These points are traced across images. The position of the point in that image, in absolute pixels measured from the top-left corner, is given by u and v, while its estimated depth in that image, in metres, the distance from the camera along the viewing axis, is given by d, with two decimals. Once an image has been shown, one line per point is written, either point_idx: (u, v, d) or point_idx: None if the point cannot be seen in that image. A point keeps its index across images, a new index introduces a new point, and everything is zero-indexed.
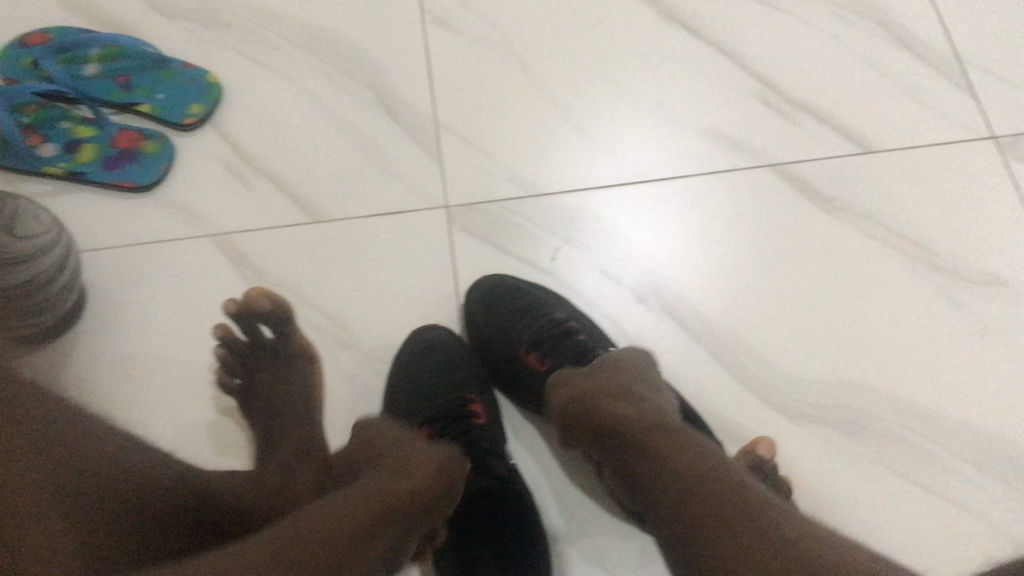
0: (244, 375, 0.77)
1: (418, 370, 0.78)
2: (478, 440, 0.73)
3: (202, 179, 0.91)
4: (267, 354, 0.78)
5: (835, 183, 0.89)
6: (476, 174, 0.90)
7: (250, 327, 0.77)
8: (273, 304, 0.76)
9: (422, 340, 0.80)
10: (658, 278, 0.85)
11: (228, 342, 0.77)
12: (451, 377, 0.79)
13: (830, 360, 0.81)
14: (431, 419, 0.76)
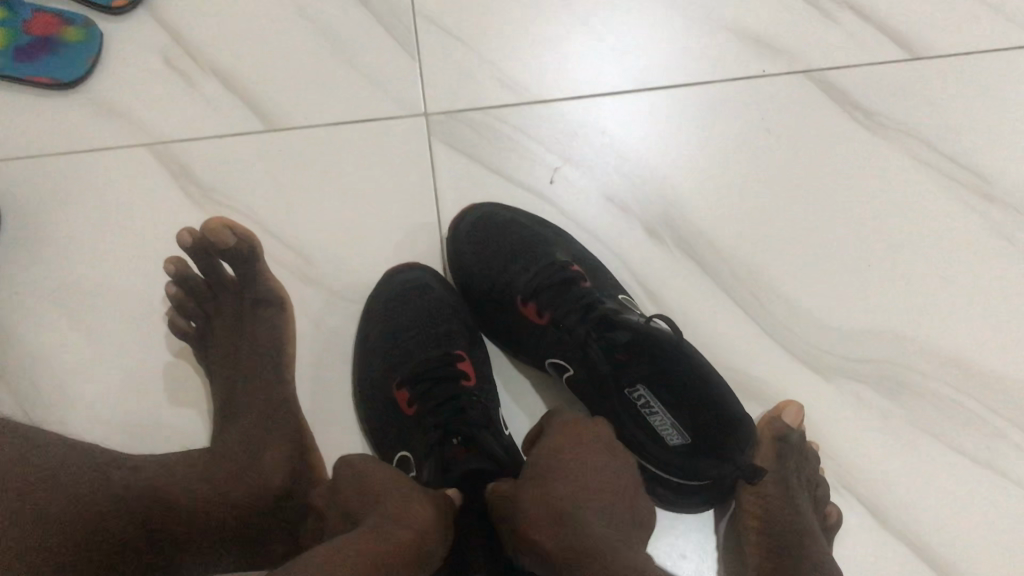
0: (203, 321, 0.67)
1: (398, 319, 0.69)
2: (467, 404, 0.63)
3: (137, 75, 0.76)
4: (231, 296, 0.66)
5: (879, 94, 0.76)
6: (462, 75, 0.77)
7: (209, 265, 0.65)
8: (238, 240, 0.63)
9: (401, 283, 0.71)
10: (672, 206, 0.74)
11: (183, 280, 0.65)
12: (433, 329, 0.70)
13: (864, 306, 0.72)
14: (412, 379, 0.66)
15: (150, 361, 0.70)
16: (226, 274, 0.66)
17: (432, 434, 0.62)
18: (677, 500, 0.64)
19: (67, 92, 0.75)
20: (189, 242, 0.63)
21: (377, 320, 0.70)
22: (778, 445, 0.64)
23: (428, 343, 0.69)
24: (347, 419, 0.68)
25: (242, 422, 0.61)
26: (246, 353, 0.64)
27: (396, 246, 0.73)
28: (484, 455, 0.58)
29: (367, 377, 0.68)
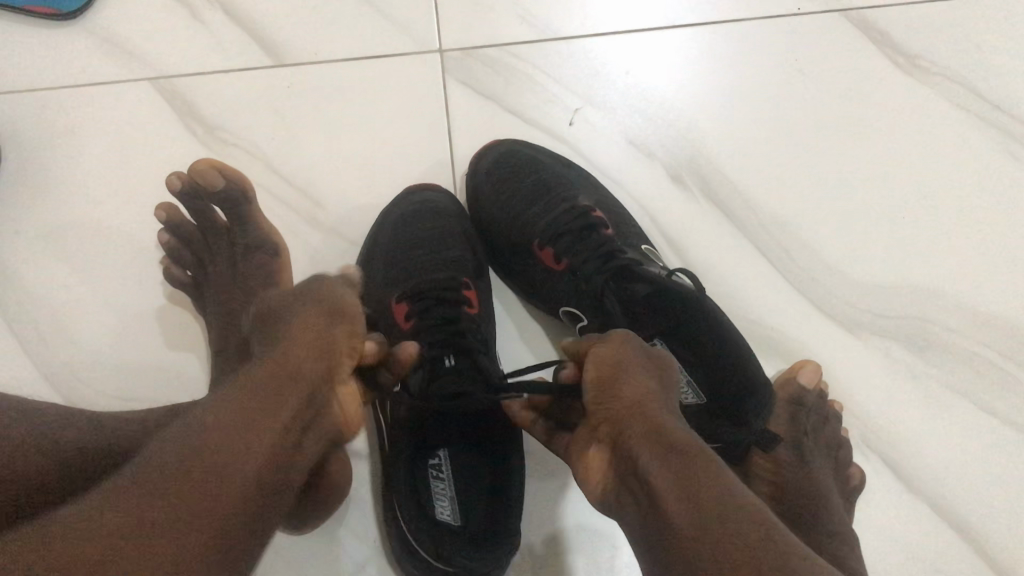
0: (198, 269, 0.66)
1: (408, 240, 0.68)
2: (467, 329, 0.61)
3: (139, 5, 0.73)
4: (223, 241, 0.65)
5: (922, 35, 0.72)
6: (478, 8, 0.73)
7: (201, 210, 0.64)
8: (228, 182, 0.60)
9: (419, 203, 0.69)
10: (696, 150, 0.70)
11: (175, 227, 0.65)
12: (440, 252, 0.68)
13: (896, 259, 0.68)
14: (414, 294, 0.64)
15: (154, 304, 0.68)
16: (219, 220, 0.65)
17: (426, 349, 0.60)
18: None
19: (66, 23, 0.71)
20: (178, 185, 0.61)
21: (390, 239, 0.68)
22: (793, 408, 0.62)
23: (433, 265, 0.67)
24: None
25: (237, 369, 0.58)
26: (238, 300, 0.63)
27: (408, 188, 0.70)
28: (473, 381, 0.57)
29: (369, 302, 0.66)
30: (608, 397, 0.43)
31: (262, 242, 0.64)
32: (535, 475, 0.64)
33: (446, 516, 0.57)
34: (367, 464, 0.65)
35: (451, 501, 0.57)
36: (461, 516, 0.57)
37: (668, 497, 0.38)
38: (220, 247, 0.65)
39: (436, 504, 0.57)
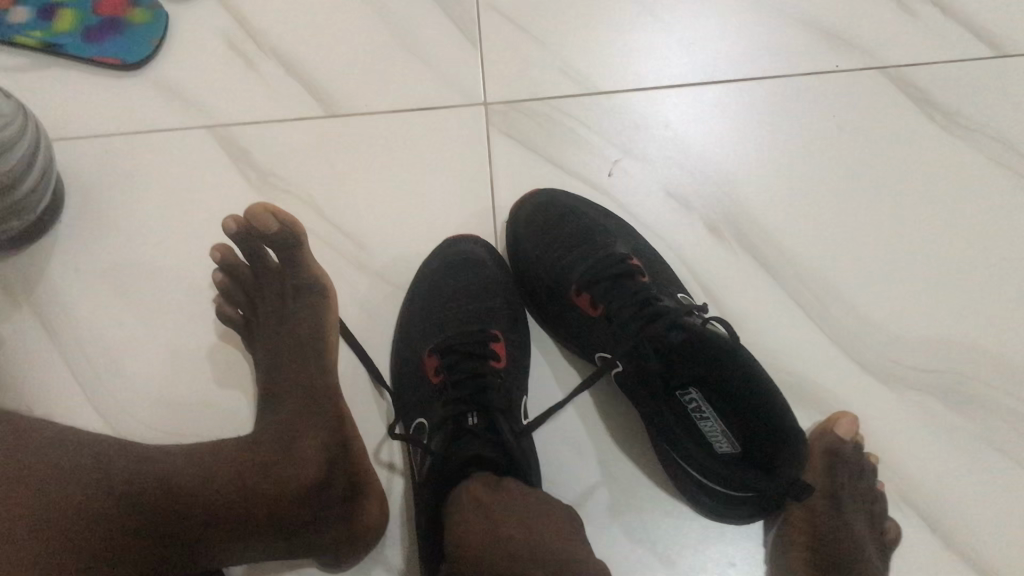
0: (249, 307, 0.65)
1: (445, 289, 0.69)
2: (491, 387, 0.62)
3: (203, 56, 0.77)
4: (277, 282, 0.64)
5: (956, 92, 0.73)
6: (523, 64, 0.76)
7: (253, 252, 0.62)
8: (282, 226, 0.58)
9: (458, 253, 0.70)
10: (732, 200, 0.72)
11: (228, 266, 0.64)
12: (479, 303, 0.69)
13: (933, 312, 0.69)
14: (444, 348, 0.66)
15: (201, 341, 0.70)
16: (271, 260, 0.63)
17: (449, 408, 0.62)
18: (723, 510, 0.61)
19: (131, 73, 0.76)
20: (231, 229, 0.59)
21: (427, 287, 0.70)
22: (832, 459, 0.62)
23: (467, 319, 0.68)
24: (371, 411, 0.67)
25: (284, 407, 0.59)
26: (291, 344, 0.62)
27: (445, 240, 0.71)
28: (492, 442, 0.59)
29: (403, 354, 0.68)
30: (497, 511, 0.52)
31: (314, 284, 0.62)
32: None
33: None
34: (399, 505, 0.65)
35: None
36: None
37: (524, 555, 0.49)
38: (271, 285, 0.64)
39: None
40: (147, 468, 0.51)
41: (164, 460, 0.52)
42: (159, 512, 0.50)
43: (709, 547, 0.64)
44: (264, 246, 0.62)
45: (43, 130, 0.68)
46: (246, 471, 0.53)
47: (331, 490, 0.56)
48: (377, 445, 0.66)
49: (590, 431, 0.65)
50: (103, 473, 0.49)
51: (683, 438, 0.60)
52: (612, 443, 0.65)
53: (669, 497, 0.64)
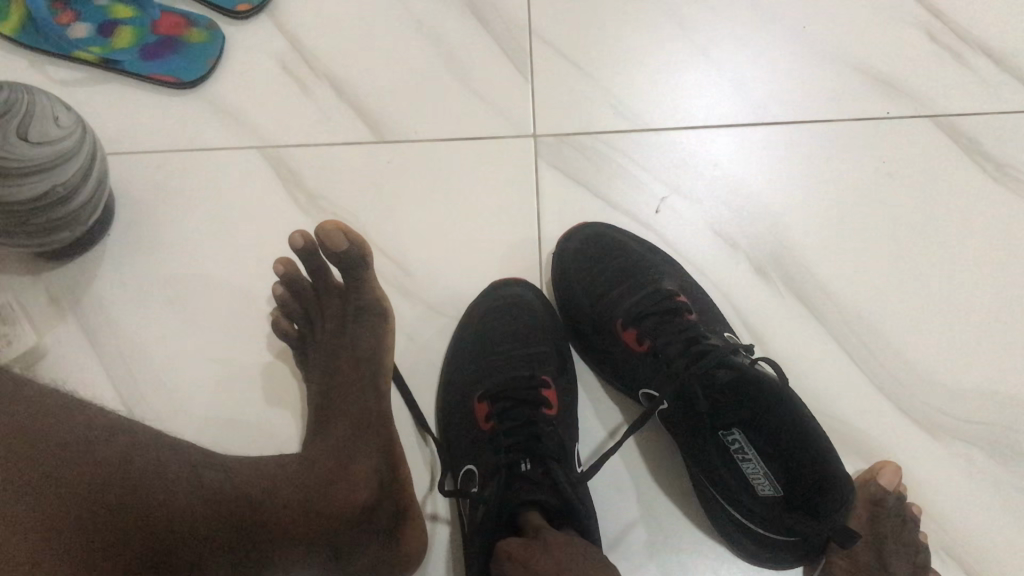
0: (304, 322, 0.66)
1: (493, 331, 0.69)
2: (544, 433, 0.62)
3: (257, 78, 0.78)
4: (336, 299, 0.64)
5: (1007, 144, 0.73)
6: (575, 100, 0.76)
7: (317, 269, 0.62)
8: (350, 244, 0.58)
9: (506, 296, 0.70)
10: (780, 241, 0.72)
11: (290, 281, 0.63)
12: (528, 350, 0.69)
13: (980, 363, 0.68)
14: (494, 394, 0.65)
15: (245, 360, 0.70)
16: (332, 279, 0.64)
17: (502, 455, 0.61)
18: (763, 554, 0.60)
19: (187, 91, 0.77)
20: (299, 243, 0.60)
21: (470, 324, 0.70)
22: (873, 509, 0.62)
23: (518, 363, 0.68)
24: (415, 457, 0.66)
25: (333, 432, 0.59)
26: (345, 363, 0.62)
27: (490, 285, 0.71)
28: (549, 489, 0.58)
29: (448, 401, 0.67)
30: (534, 550, 0.50)
31: (374, 305, 0.63)
32: (607, 554, 0.63)
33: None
34: (445, 555, 0.64)
35: None
36: None
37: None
38: (330, 305, 0.64)
39: None
40: (234, 477, 0.50)
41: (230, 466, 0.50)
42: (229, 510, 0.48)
43: None
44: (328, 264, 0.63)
45: (101, 144, 0.69)
46: (307, 489, 0.53)
47: (377, 516, 0.56)
48: (421, 498, 0.65)
49: (634, 473, 0.65)
50: (196, 472, 0.48)
51: (727, 479, 0.59)
52: (654, 484, 0.64)
53: (710, 540, 0.63)
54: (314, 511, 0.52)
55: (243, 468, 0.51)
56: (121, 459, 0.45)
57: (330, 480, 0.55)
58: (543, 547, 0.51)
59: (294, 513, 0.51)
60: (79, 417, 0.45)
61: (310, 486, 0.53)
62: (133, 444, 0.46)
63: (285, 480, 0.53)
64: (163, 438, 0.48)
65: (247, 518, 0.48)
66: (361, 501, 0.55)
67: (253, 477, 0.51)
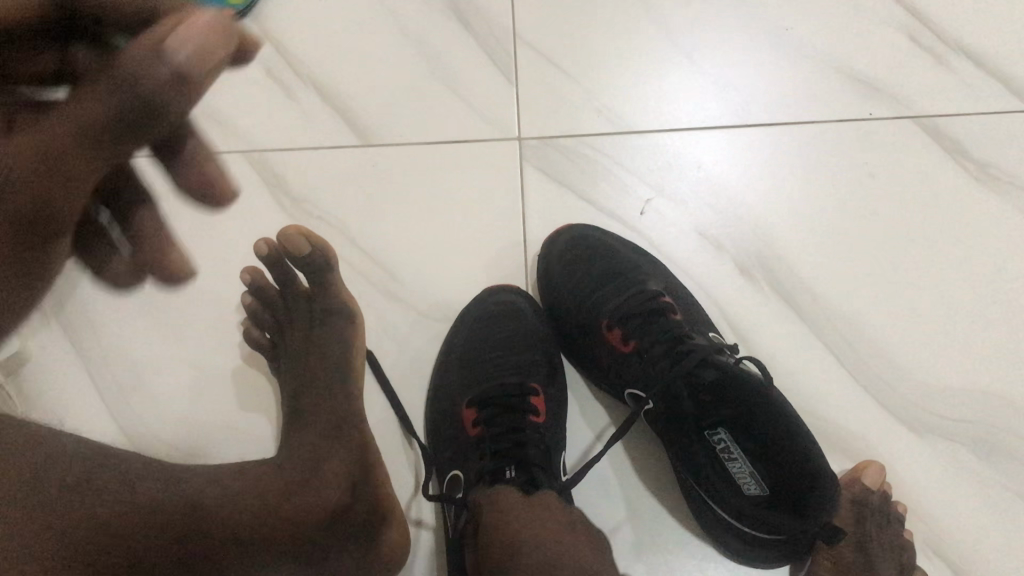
0: (275, 331, 0.67)
1: (482, 337, 0.69)
2: (528, 441, 0.62)
3: (240, 82, 0.77)
4: (302, 304, 0.65)
5: (989, 145, 0.74)
6: (559, 103, 0.76)
7: (283, 275, 0.65)
8: (313, 247, 0.60)
9: (495, 304, 0.70)
10: (764, 243, 0.72)
11: (259, 289, 0.67)
12: (518, 357, 0.69)
13: (964, 363, 0.68)
14: (482, 401, 0.66)
15: (229, 364, 0.70)
16: (299, 285, 0.66)
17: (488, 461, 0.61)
18: (751, 553, 0.60)
19: None
20: (263, 251, 0.62)
21: (458, 329, 0.70)
22: (858, 508, 0.62)
23: (507, 370, 0.68)
24: (398, 460, 0.66)
25: (305, 432, 0.58)
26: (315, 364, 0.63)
27: (480, 290, 0.71)
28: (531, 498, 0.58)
29: (434, 405, 0.67)
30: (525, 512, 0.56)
31: (339, 308, 0.64)
32: None
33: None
34: (430, 560, 0.63)
35: None
36: None
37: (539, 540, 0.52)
38: (298, 310, 0.65)
39: None
40: (186, 485, 0.48)
41: (186, 477, 0.48)
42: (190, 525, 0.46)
43: None
44: (294, 268, 0.65)
45: None
46: (273, 494, 0.51)
47: (355, 514, 0.56)
48: (406, 504, 0.65)
49: (620, 475, 0.65)
50: (142, 479, 0.46)
51: (711, 478, 0.59)
52: (639, 486, 0.64)
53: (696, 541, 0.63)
54: (282, 517, 0.50)
55: (204, 479, 0.49)
56: (56, 472, 0.41)
57: (298, 487, 0.53)
58: (531, 507, 0.56)
59: (262, 519, 0.49)
60: (28, 431, 0.42)
61: (278, 494, 0.51)
62: (87, 465, 0.43)
63: (250, 487, 0.51)
64: (115, 455, 0.46)
65: (213, 528, 0.47)
66: (331, 507, 0.53)
67: (216, 482, 0.49)
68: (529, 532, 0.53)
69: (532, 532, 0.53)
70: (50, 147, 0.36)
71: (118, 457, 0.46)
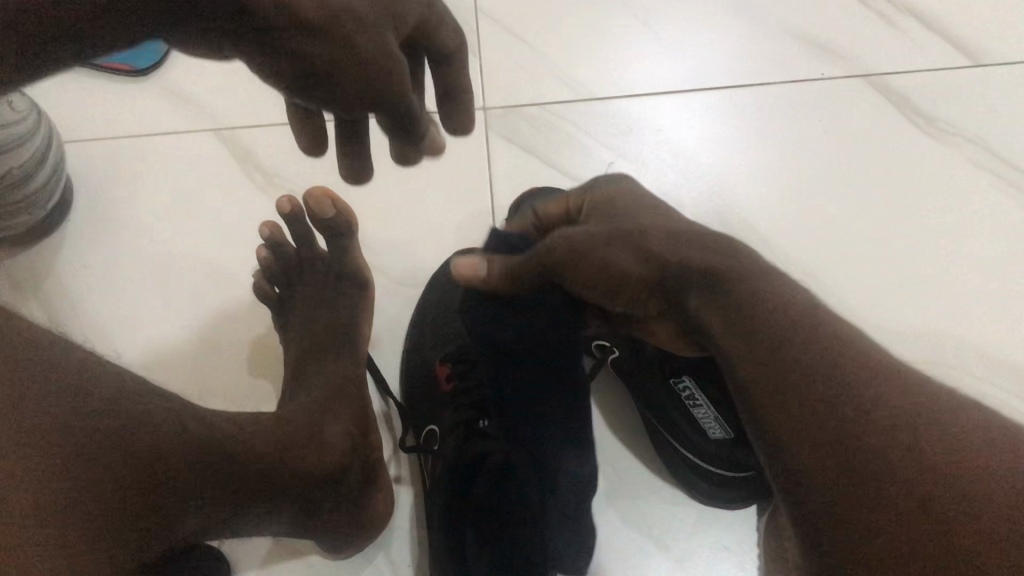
0: (286, 288, 0.70)
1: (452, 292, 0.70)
2: None
3: (208, 63, 0.79)
4: (319, 267, 0.69)
5: (938, 99, 0.77)
6: (522, 71, 0.78)
7: (303, 232, 0.68)
8: (336, 213, 0.63)
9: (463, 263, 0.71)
10: (726, 201, 0.74)
11: (276, 245, 0.69)
12: None
13: (918, 307, 0.71)
14: (456, 357, 0.67)
15: (209, 337, 0.72)
16: (317, 247, 0.69)
17: (462, 412, 0.63)
18: (718, 494, 0.63)
19: (139, 80, 0.78)
20: (288, 208, 0.65)
21: (429, 287, 0.71)
22: None
23: None
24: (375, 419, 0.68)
25: (310, 392, 0.60)
26: (324, 321, 0.66)
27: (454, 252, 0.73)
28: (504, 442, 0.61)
29: (410, 366, 0.69)
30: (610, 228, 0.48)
31: (355, 274, 0.67)
32: None
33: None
34: (413, 515, 0.65)
35: None
36: None
37: (665, 259, 0.44)
38: (315, 271, 0.69)
39: None
40: (214, 427, 0.49)
41: (214, 422, 0.49)
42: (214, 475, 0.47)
43: (705, 533, 0.64)
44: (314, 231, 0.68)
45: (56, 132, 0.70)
46: (287, 447, 0.53)
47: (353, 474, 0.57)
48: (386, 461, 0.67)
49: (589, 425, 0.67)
50: (174, 419, 0.46)
51: (676, 420, 0.62)
52: (608, 436, 0.67)
53: (666, 484, 0.66)
54: (292, 475, 0.52)
55: (227, 426, 0.50)
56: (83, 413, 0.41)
57: (310, 443, 0.54)
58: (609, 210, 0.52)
59: (277, 476, 0.51)
60: (70, 363, 0.43)
61: (293, 449, 0.53)
62: (124, 405, 0.44)
63: (272, 439, 0.52)
64: (152, 393, 0.47)
65: (233, 479, 0.48)
66: (336, 464, 0.55)
67: (239, 431, 0.51)
68: (661, 257, 0.44)
69: (666, 257, 0.44)
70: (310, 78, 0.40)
71: (156, 397, 0.47)
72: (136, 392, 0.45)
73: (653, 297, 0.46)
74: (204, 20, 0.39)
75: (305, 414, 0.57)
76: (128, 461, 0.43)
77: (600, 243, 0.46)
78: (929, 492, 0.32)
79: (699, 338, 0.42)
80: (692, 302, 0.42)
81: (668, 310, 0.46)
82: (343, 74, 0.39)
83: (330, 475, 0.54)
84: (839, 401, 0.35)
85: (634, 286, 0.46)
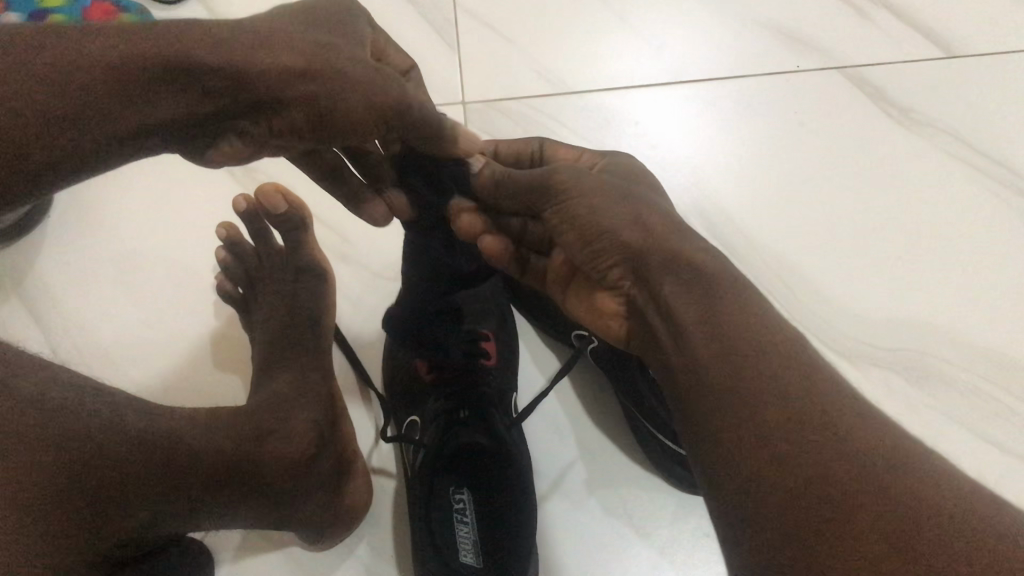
0: (248, 286, 0.70)
1: None
2: (482, 383, 0.63)
3: None
4: (276, 261, 0.69)
5: (910, 89, 0.78)
6: (502, 66, 0.79)
7: (259, 231, 0.69)
8: (289, 207, 0.64)
9: None
10: (702, 191, 0.75)
11: (233, 246, 0.70)
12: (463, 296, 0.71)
13: (893, 296, 0.72)
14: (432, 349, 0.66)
15: (189, 331, 0.72)
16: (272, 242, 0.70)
17: (442, 403, 0.63)
18: (697, 481, 0.64)
19: None
20: (244, 207, 0.67)
21: None
22: None
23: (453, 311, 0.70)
24: (357, 412, 0.69)
25: (275, 384, 0.61)
26: (286, 316, 0.66)
27: None
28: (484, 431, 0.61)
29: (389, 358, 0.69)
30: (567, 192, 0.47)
31: (313, 265, 0.67)
32: (548, 492, 0.65)
33: (470, 560, 0.60)
34: (391, 507, 0.66)
35: (473, 545, 0.61)
36: (482, 557, 0.60)
37: (623, 241, 0.44)
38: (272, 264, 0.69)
39: (460, 549, 0.60)
40: (165, 421, 0.50)
41: (175, 416, 0.52)
42: (171, 467, 0.49)
43: (685, 520, 0.65)
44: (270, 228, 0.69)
45: None
46: (249, 438, 0.54)
47: (323, 462, 0.59)
48: (368, 453, 0.67)
49: (571, 414, 0.68)
50: (118, 416, 0.48)
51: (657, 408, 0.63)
52: (590, 425, 0.68)
53: (645, 472, 0.66)
54: (252, 463, 0.54)
55: (187, 418, 0.52)
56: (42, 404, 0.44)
57: (271, 433, 0.56)
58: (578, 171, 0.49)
59: (236, 465, 0.53)
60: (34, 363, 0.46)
61: (252, 442, 0.54)
62: (83, 400, 0.47)
63: (233, 431, 0.54)
64: (110, 390, 0.49)
65: (190, 470, 0.50)
66: (301, 455, 0.56)
67: (201, 424, 0.53)
68: (639, 253, 0.43)
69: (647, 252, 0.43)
70: (320, 110, 0.44)
71: (116, 395, 0.49)
72: (97, 391, 0.48)
73: (622, 269, 0.45)
74: (230, 106, 0.44)
75: (270, 403, 0.59)
76: (86, 447, 0.45)
77: (584, 196, 0.46)
78: (877, 533, 0.30)
79: (666, 325, 0.41)
80: (665, 285, 0.41)
81: (631, 284, 0.45)
82: (347, 108, 0.44)
83: (295, 465, 0.56)
84: (771, 379, 0.36)
85: (607, 248, 0.45)
